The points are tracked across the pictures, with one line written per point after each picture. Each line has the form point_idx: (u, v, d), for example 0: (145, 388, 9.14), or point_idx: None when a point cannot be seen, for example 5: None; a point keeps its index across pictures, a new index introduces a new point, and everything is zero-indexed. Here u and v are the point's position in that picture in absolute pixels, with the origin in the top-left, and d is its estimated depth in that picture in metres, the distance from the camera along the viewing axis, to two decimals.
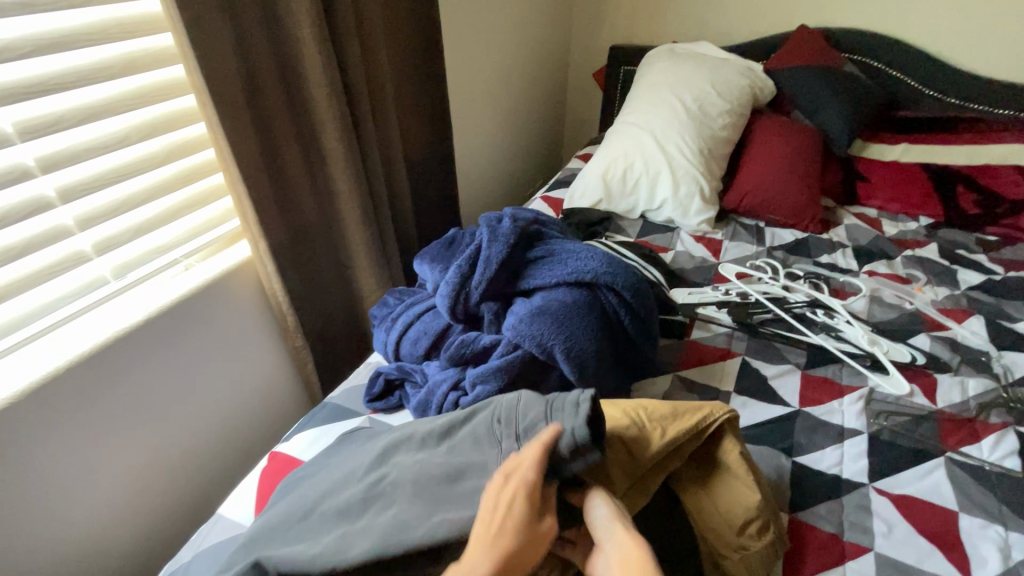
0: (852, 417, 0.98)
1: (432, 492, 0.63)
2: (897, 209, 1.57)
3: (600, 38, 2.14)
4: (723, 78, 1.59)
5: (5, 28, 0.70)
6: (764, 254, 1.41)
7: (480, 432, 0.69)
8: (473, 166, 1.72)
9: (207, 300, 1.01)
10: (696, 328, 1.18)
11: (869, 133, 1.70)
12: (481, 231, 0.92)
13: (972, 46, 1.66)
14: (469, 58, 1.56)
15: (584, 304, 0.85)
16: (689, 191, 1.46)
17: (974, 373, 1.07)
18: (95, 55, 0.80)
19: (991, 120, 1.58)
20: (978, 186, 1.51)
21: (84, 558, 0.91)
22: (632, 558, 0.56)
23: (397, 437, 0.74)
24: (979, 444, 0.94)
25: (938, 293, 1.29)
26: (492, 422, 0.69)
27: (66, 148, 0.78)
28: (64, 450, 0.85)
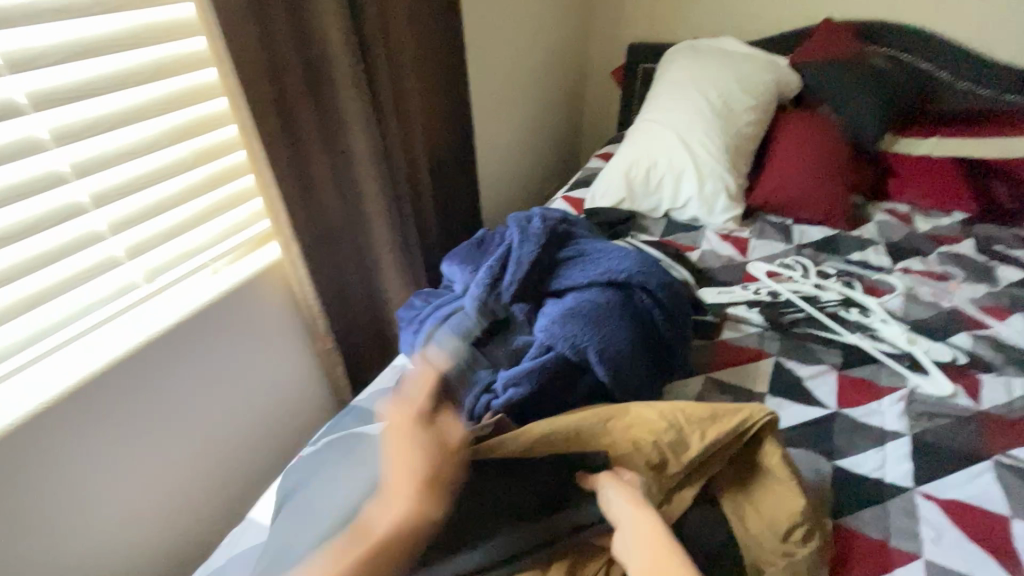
0: (893, 418, 0.95)
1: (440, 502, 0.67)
2: (931, 204, 1.51)
3: (618, 37, 2.12)
4: (747, 73, 1.56)
5: (40, 35, 0.71)
6: (793, 252, 1.38)
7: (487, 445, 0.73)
8: (493, 167, 1.71)
9: (235, 304, 1.02)
10: (726, 328, 1.15)
11: (900, 126, 1.65)
12: (511, 231, 0.91)
13: (1005, 37, 1.61)
14: (489, 57, 1.55)
15: (618, 304, 0.84)
16: (714, 189, 1.44)
17: (1020, 373, 1.03)
18: (129, 61, 0.80)
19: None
20: (1014, 180, 1.47)
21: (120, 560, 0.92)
22: (650, 539, 0.59)
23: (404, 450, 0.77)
24: None
25: (977, 290, 1.24)
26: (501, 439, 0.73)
27: (100, 153, 0.79)
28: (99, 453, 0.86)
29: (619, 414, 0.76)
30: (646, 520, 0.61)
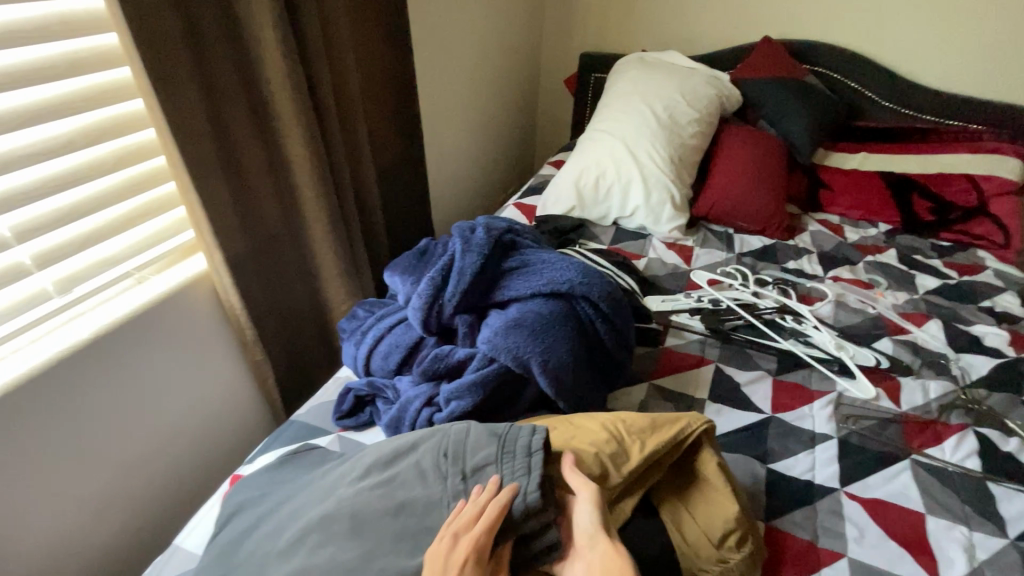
0: (822, 422, 1.00)
1: (371, 528, 0.63)
2: (858, 216, 1.62)
3: (570, 45, 2.15)
4: (691, 87, 1.61)
5: None
6: (734, 260, 1.44)
7: (425, 466, 0.68)
8: (445, 172, 1.69)
9: (162, 316, 0.95)
10: (669, 336, 1.18)
11: (831, 142, 1.75)
12: (454, 241, 0.89)
13: (924, 60, 1.73)
14: (439, 62, 1.54)
15: (560, 315, 0.84)
16: (660, 199, 1.47)
17: (934, 376, 1.10)
18: (36, 54, 0.74)
19: (943, 131, 1.65)
20: (932, 194, 1.57)
21: None
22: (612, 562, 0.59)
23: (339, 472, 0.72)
24: (942, 445, 0.97)
25: (898, 297, 1.33)
26: (438, 456, 0.69)
27: (4, 154, 0.72)
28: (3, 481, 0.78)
29: (561, 426, 0.76)
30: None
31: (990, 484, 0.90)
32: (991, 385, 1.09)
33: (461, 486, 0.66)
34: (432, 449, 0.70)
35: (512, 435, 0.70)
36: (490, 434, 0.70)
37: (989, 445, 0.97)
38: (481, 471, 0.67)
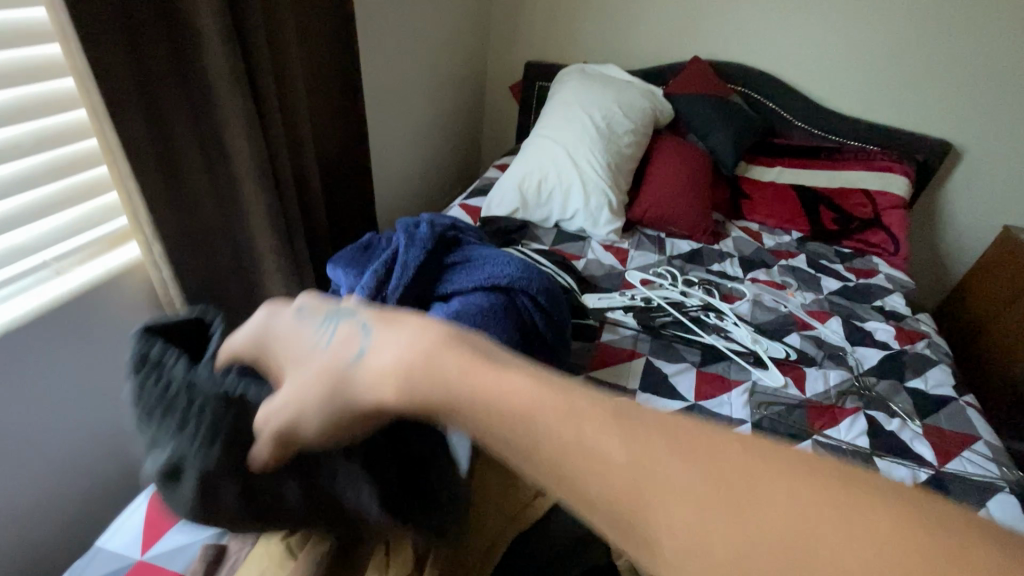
0: (738, 407, 1.10)
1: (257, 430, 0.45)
2: (774, 224, 1.78)
3: (515, 53, 2.21)
4: (628, 99, 1.70)
5: None
6: (665, 262, 1.54)
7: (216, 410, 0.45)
8: (389, 172, 1.71)
9: (85, 309, 0.91)
10: (605, 331, 1.25)
11: (751, 157, 1.91)
12: (397, 236, 0.88)
13: (831, 86, 1.92)
14: (383, 60, 1.54)
15: (500, 308, 0.85)
16: (598, 203, 1.55)
17: (834, 366, 1.24)
18: None
19: (845, 150, 1.84)
20: (836, 206, 1.76)
21: None
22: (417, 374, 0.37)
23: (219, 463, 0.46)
24: (838, 426, 1.09)
25: (807, 297, 1.48)
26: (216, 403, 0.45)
27: None
28: None
29: None
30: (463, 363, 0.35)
31: (876, 459, 1.03)
32: (879, 374, 1.24)
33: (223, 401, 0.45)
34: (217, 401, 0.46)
35: (142, 387, 0.49)
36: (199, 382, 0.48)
37: (875, 426, 1.10)
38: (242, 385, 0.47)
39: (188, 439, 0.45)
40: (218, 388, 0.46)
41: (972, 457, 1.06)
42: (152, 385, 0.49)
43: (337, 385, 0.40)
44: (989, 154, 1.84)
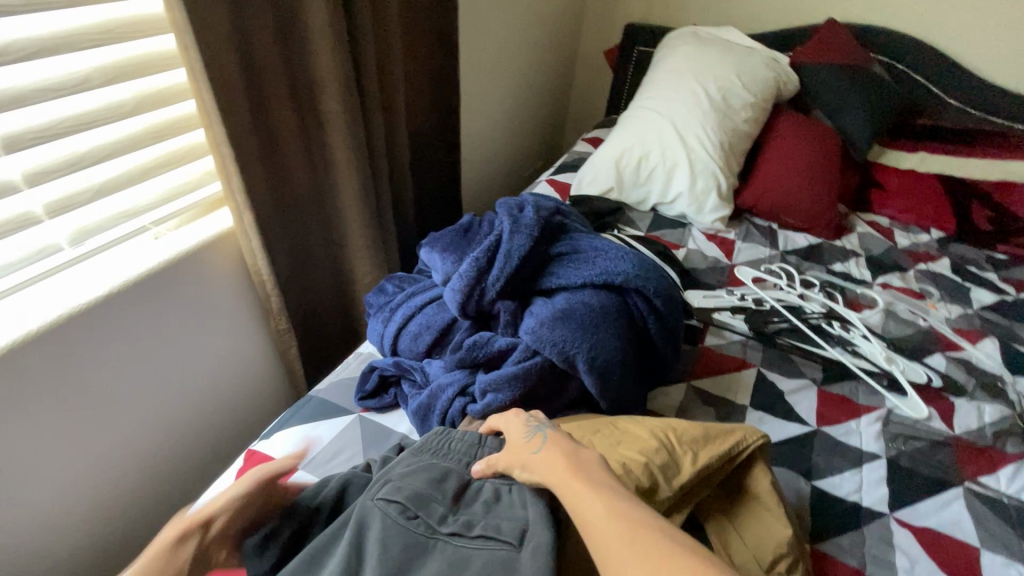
0: (870, 439, 0.94)
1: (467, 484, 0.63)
2: (910, 220, 1.53)
3: (614, 14, 2.02)
4: (748, 68, 1.49)
5: None
6: (778, 258, 1.37)
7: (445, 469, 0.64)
8: (475, 142, 1.62)
9: (179, 276, 0.89)
10: (709, 334, 1.11)
11: (888, 138, 1.64)
12: (501, 220, 0.79)
13: (1002, 56, 1.59)
14: (478, 19, 1.42)
15: (612, 310, 0.75)
16: (706, 186, 1.39)
17: (989, 399, 1.04)
18: None
19: (1011, 136, 1.55)
20: (992, 202, 1.49)
21: (33, 557, 0.81)
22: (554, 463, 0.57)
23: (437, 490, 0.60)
24: (996, 474, 0.91)
25: (952, 311, 1.25)
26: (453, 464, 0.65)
27: (12, 87, 0.65)
28: (7, 444, 0.74)
29: (606, 430, 0.72)
30: (583, 496, 0.51)
31: None
32: None
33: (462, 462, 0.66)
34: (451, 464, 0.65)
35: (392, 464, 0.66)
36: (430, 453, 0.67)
37: None
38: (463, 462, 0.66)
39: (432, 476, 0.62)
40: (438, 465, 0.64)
41: None
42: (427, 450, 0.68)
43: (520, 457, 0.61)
44: None
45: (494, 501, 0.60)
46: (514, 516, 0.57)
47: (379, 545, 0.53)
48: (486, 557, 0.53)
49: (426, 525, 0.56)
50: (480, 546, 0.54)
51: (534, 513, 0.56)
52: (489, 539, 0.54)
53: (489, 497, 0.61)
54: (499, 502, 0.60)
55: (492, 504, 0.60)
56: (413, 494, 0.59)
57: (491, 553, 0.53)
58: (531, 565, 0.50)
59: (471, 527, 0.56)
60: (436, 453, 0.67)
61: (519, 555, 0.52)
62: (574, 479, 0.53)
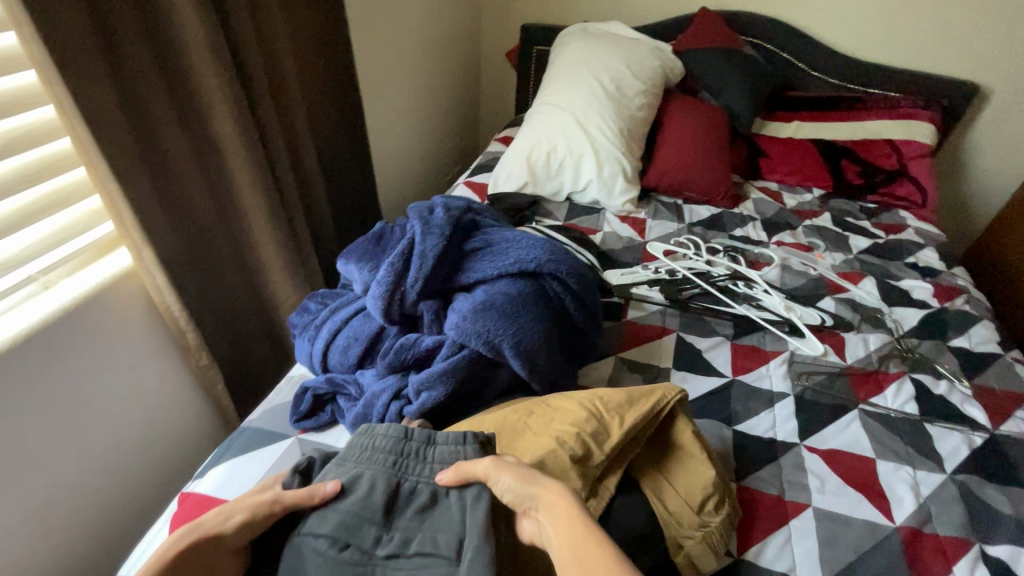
0: (779, 380, 1.05)
1: (399, 487, 0.63)
2: (795, 182, 1.71)
3: (509, 17, 2.08)
4: (636, 58, 1.59)
5: None
6: (685, 230, 1.47)
7: (375, 476, 0.64)
8: (387, 153, 1.62)
9: (77, 324, 0.84)
10: (631, 308, 1.19)
11: (767, 112, 1.80)
12: (412, 224, 0.80)
13: (851, 30, 1.78)
14: (371, 31, 1.42)
15: (530, 296, 0.79)
16: (612, 172, 1.47)
17: (873, 330, 1.18)
18: None
19: (868, 99, 1.74)
20: (859, 158, 1.67)
21: None
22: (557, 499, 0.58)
23: (366, 507, 0.61)
24: (884, 393, 1.04)
25: (835, 258, 1.41)
26: (382, 467, 0.65)
27: None
28: None
29: (539, 409, 0.75)
30: (582, 540, 0.53)
31: (928, 426, 0.97)
32: (922, 334, 1.18)
33: (392, 461, 0.66)
34: (379, 467, 0.65)
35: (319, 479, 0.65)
36: (358, 458, 0.66)
37: (923, 390, 1.05)
38: (395, 462, 0.66)
39: (360, 491, 0.62)
40: (365, 473, 0.64)
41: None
42: (347, 459, 0.67)
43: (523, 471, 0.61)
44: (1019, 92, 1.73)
45: (427, 506, 0.62)
46: (448, 526, 0.60)
47: None
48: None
49: (361, 552, 0.58)
50: (418, 564, 0.57)
51: (471, 525, 0.58)
52: (426, 555, 0.57)
53: (424, 502, 0.62)
54: (434, 506, 0.62)
55: (427, 509, 0.62)
56: (342, 523, 0.59)
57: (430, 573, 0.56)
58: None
59: (409, 544, 0.58)
60: (359, 460, 0.66)
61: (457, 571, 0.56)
62: (567, 516, 0.56)
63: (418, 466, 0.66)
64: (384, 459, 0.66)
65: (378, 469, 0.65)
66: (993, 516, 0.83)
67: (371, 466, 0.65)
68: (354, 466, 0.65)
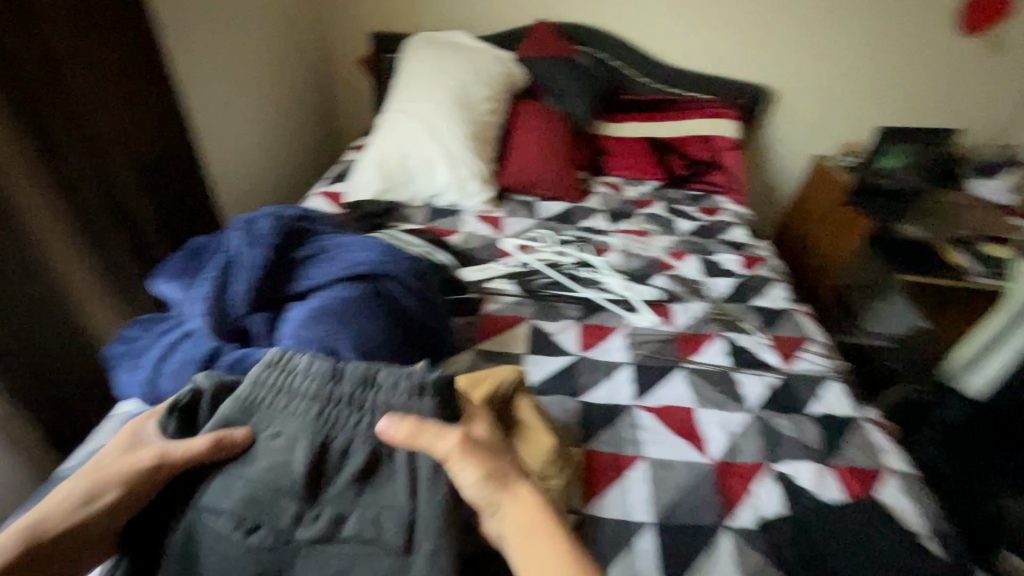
0: (620, 351, 1.17)
1: (324, 454, 0.61)
2: (635, 176, 1.91)
3: (358, 25, 2.05)
4: (480, 66, 1.67)
5: None
6: (539, 225, 1.58)
7: (295, 441, 0.61)
8: (235, 168, 1.53)
9: None
10: (488, 302, 1.25)
11: (605, 115, 2.00)
12: (235, 236, 0.79)
13: (667, 41, 2.02)
14: (199, 37, 1.34)
15: (367, 297, 0.80)
16: (466, 174, 1.53)
17: (695, 298, 1.37)
18: None
19: (683, 102, 2.01)
20: (681, 153, 1.93)
21: None
22: (525, 509, 0.57)
23: (284, 482, 0.58)
24: (704, 351, 1.21)
25: (666, 240, 1.61)
26: (308, 430, 0.62)
27: None
28: None
29: None
30: (553, 558, 0.52)
31: (737, 373, 1.16)
32: (735, 299, 1.38)
33: (320, 422, 0.63)
34: (301, 429, 0.62)
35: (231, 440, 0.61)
36: (285, 416, 0.63)
37: (734, 345, 1.23)
38: (330, 424, 0.63)
39: (281, 458, 0.60)
40: (290, 442, 0.61)
41: (808, 356, 1.23)
42: (270, 411, 0.64)
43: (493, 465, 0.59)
44: (798, 94, 2.10)
45: (362, 478, 0.60)
46: (391, 504, 0.58)
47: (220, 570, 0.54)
48: (361, 558, 0.55)
49: (276, 530, 0.55)
50: (352, 547, 0.55)
51: (421, 507, 0.57)
52: (365, 542, 0.56)
53: (355, 470, 0.60)
54: (373, 478, 0.60)
55: (365, 479, 0.60)
56: (250, 497, 0.57)
57: (371, 562, 0.55)
58: (422, 570, 0.53)
59: (348, 522, 0.57)
60: (283, 417, 0.64)
61: (406, 561, 0.55)
62: (540, 527, 0.55)
63: (347, 427, 0.63)
64: (316, 423, 0.63)
65: (313, 432, 0.62)
66: (782, 439, 1.01)
67: (288, 431, 0.62)
68: (278, 427, 0.63)
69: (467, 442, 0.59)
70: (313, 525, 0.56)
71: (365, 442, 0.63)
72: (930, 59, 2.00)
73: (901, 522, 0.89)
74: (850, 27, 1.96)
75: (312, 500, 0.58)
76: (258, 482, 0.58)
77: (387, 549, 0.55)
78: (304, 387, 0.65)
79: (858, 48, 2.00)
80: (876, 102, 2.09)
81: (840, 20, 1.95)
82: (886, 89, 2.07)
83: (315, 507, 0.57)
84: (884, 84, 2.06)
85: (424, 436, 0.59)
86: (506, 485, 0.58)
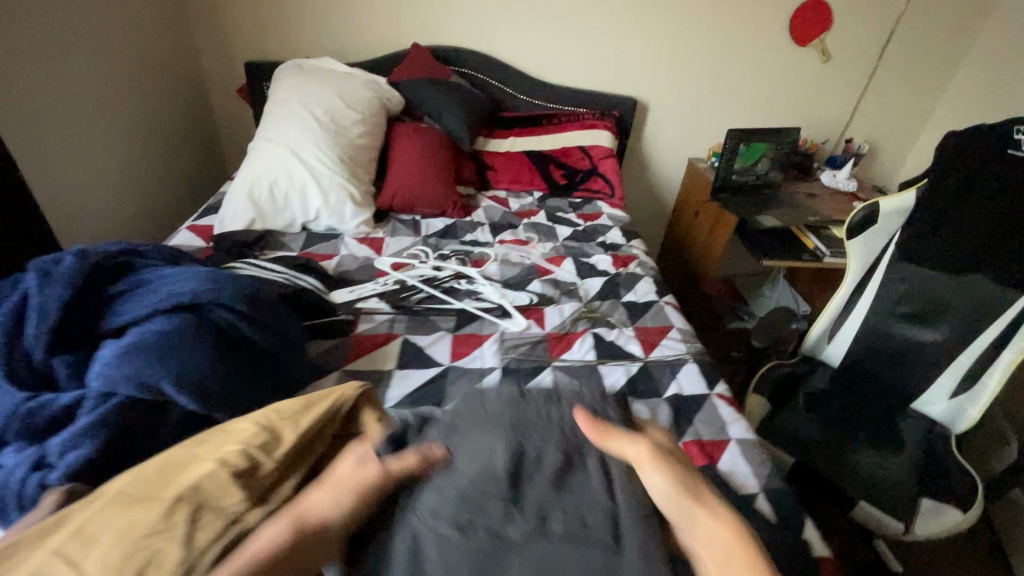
0: (490, 358, 1.21)
1: (524, 466, 0.73)
2: (519, 188, 1.98)
3: (231, 55, 2.01)
4: (348, 91, 1.69)
5: None
6: (420, 242, 1.60)
7: (494, 452, 0.73)
8: (80, 207, 1.45)
9: None
10: (360, 322, 1.25)
11: (487, 132, 2.07)
12: (28, 277, 0.74)
13: (542, 60, 2.12)
14: (23, 76, 1.26)
15: (191, 328, 0.79)
16: (339, 198, 1.53)
17: (568, 299, 1.43)
18: None
19: (561, 116, 2.12)
20: (561, 163, 2.02)
21: None
22: (714, 526, 0.63)
23: (504, 482, 0.69)
24: (572, 349, 1.27)
25: (546, 247, 1.67)
26: (512, 442, 0.75)
27: None
28: None
29: (212, 438, 0.74)
30: (735, 545, 0.61)
31: (601, 366, 1.22)
32: (604, 297, 1.46)
33: (515, 437, 0.76)
34: (503, 444, 0.74)
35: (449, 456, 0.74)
36: (494, 432, 0.76)
37: (600, 339, 1.30)
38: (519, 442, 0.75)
39: (491, 465, 0.71)
40: (491, 455, 0.73)
41: (668, 343, 1.32)
42: (465, 430, 0.78)
43: (661, 464, 0.71)
44: (666, 104, 2.27)
45: (560, 483, 0.71)
46: (595, 502, 0.69)
47: (441, 559, 0.62)
48: (569, 551, 0.63)
49: (487, 524, 0.65)
50: (558, 539, 0.65)
51: (620, 495, 0.69)
52: (575, 533, 0.65)
53: (552, 472, 0.72)
54: (566, 483, 0.71)
55: (563, 480, 0.72)
56: (464, 499, 0.67)
57: (575, 547, 0.64)
58: (638, 566, 0.62)
59: (553, 518, 0.67)
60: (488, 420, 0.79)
61: (619, 557, 0.63)
62: (709, 516, 0.65)
63: (541, 439, 0.77)
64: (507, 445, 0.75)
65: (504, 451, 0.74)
66: None
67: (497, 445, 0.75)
68: (456, 452, 0.74)
69: (653, 449, 0.72)
70: (524, 525, 0.65)
71: (555, 447, 0.76)
72: (773, 67, 2.22)
73: (741, 490, 0.97)
74: (703, 41, 2.14)
75: (512, 503, 0.68)
76: (466, 486, 0.68)
77: (597, 540, 0.64)
78: (485, 419, 0.79)
79: (713, 60, 2.18)
80: (734, 107, 2.30)
81: (694, 36, 2.12)
82: (741, 96, 2.28)
83: (518, 509, 0.67)
84: (738, 91, 2.26)
85: (614, 436, 0.74)
86: (689, 478, 0.70)
